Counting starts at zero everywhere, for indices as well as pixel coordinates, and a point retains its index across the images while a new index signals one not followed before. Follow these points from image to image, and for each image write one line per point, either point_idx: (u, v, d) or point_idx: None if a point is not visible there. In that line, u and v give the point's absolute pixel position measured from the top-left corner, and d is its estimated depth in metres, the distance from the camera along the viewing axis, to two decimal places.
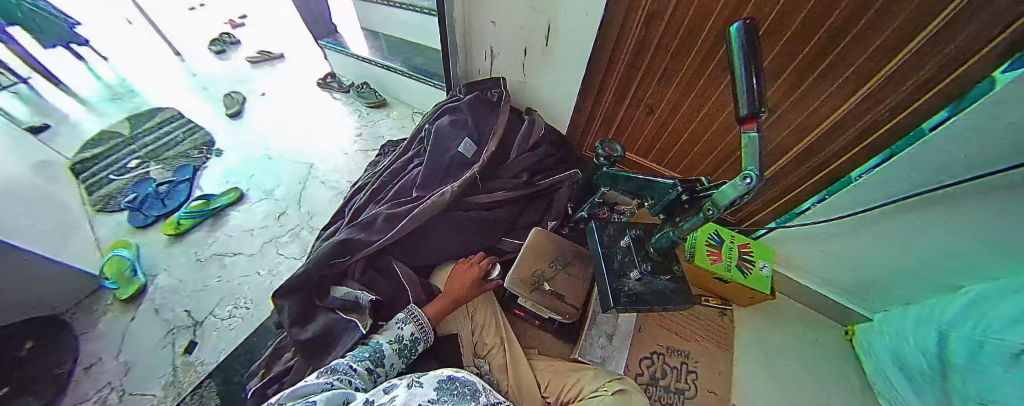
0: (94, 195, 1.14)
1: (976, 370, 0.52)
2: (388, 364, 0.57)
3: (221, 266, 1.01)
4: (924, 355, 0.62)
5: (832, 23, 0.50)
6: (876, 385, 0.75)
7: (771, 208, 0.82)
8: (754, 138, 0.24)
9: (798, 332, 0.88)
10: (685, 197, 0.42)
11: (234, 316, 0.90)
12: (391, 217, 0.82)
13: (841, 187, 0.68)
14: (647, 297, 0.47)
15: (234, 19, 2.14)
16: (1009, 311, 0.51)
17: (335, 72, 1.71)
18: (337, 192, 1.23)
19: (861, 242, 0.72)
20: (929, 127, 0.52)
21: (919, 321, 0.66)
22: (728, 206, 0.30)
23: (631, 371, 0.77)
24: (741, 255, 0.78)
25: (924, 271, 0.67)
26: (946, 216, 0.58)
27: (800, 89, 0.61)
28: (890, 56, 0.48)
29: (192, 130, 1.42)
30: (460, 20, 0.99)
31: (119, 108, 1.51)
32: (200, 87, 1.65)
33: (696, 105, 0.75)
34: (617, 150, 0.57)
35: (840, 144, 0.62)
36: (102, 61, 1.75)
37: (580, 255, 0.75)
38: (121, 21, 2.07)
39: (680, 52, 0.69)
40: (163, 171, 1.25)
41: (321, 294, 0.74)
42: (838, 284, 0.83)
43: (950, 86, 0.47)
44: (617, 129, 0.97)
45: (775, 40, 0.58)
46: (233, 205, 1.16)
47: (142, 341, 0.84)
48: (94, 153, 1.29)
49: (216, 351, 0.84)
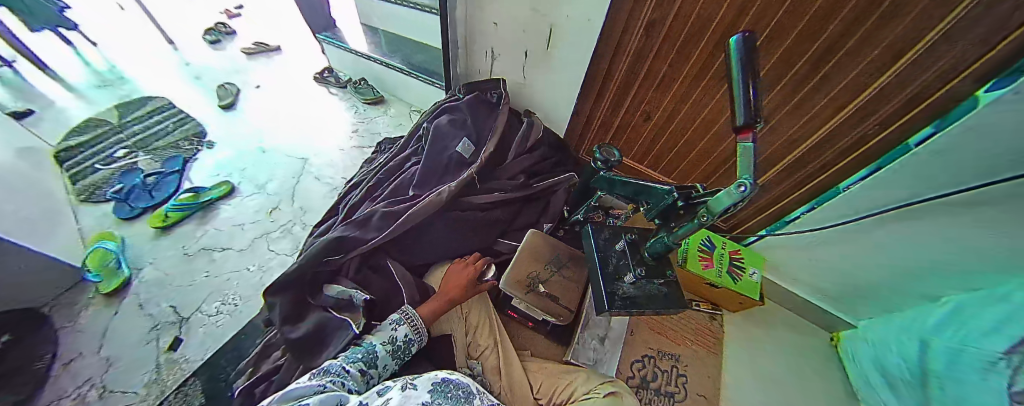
0: (78, 185, 1.12)
1: (953, 378, 0.54)
2: (381, 366, 0.56)
3: (211, 261, 0.99)
4: (904, 363, 0.63)
5: (827, 37, 0.51)
6: (859, 390, 0.77)
7: (761, 216, 0.83)
8: (749, 149, 0.24)
9: (786, 338, 0.90)
10: (680, 203, 0.43)
11: (221, 312, 0.89)
12: (386, 215, 0.81)
13: (830, 197, 0.69)
14: (640, 300, 0.47)
15: (230, 9, 2.11)
16: (987, 321, 0.53)
17: (333, 67, 1.69)
18: (331, 188, 1.22)
19: (848, 251, 0.73)
20: (915, 142, 0.53)
21: (901, 329, 0.68)
22: (722, 213, 0.30)
23: (623, 374, 0.78)
24: (732, 261, 0.79)
25: (909, 281, 0.68)
26: (929, 229, 0.59)
27: (793, 101, 0.61)
28: (880, 72, 0.49)
29: (183, 121, 1.39)
30: (461, 20, 0.99)
31: (109, 96, 1.47)
32: (194, 77, 1.62)
33: (692, 112, 0.76)
34: (614, 155, 0.58)
35: (831, 155, 0.63)
36: (90, 47, 1.71)
37: (575, 258, 0.75)
38: (112, 6, 2.02)
39: (678, 60, 0.70)
40: (151, 161, 1.22)
41: (313, 291, 0.73)
42: (825, 291, 0.84)
43: (937, 102, 0.48)
44: (614, 133, 0.97)
45: (770, 52, 0.58)
46: (223, 198, 1.15)
47: (124, 336, 0.83)
48: (79, 141, 1.26)
49: (202, 348, 0.83)
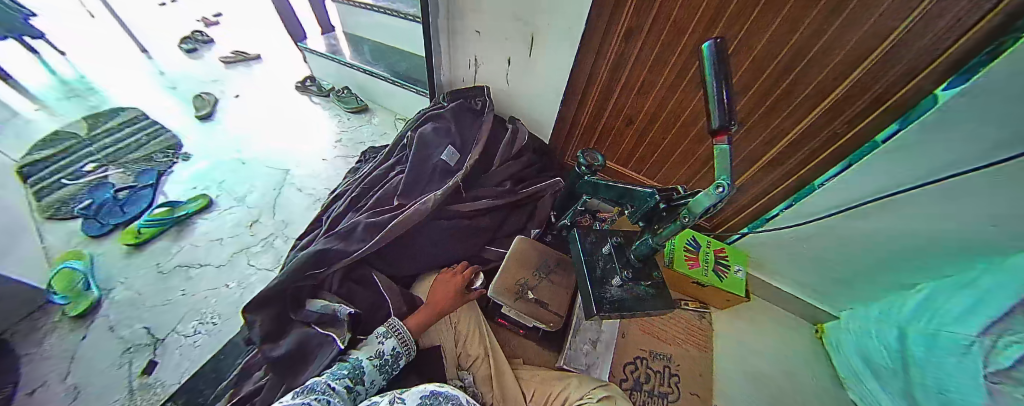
0: (43, 202, 1.06)
1: (932, 362, 0.56)
2: (368, 382, 0.54)
3: (187, 279, 0.95)
4: (885, 349, 0.66)
5: (795, 42, 0.53)
6: (846, 380, 0.79)
7: (743, 214, 0.85)
8: (725, 150, 0.25)
9: (773, 333, 0.92)
10: (662, 205, 0.44)
11: (199, 332, 0.85)
12: (370, 226, 0.79)
13: (806, 194, 0.71)
14: (629, 303, 0.48)
15: (208, 17, 2.05)
16: (960, 305, 0.56)
17: (315, 76, 1.67)
18: (314, 200, 1.19)
19: (827, 246, 0.76)
20: (883, 139, 0.55)
21: (880, 317, 0.71)
22: (702, 213, 0.31)
23: (616, 377, 0.77)
24: (717, 259, 0.80)
25: (886, 272, 0.71)
26: (899, 221, 0.63)
27: (765, 105, 0.64)
28: (848, 73, 0.52)
29: (156, 132, 1.34)
30: (444, 26, 0.99)
31: (77, 107, 1.41)
32: (169, 87, 1.56)
33: (672, 116, 0.77)
34: (597, 159, 0.58)
35: (804, 155, 0.65)
36: (58, 56, 1.64)
37: (562, 263, 0.75)
38: (82, 14, 1.94)
39: (656, 66, 0.72)
40: (124, 175, 1.17)
41: (296, 307, 0.71)
42: (807, 285, 0.87)
43: (900, 102, 0.50)
44: (598, 138, 0.98)
45: (742, 59, 0.60)
46: (200, 212, 1.10)
47: (94, 361, 0.78)
48: (45, 155, 1.19)
49: (178, 371, 0.78)
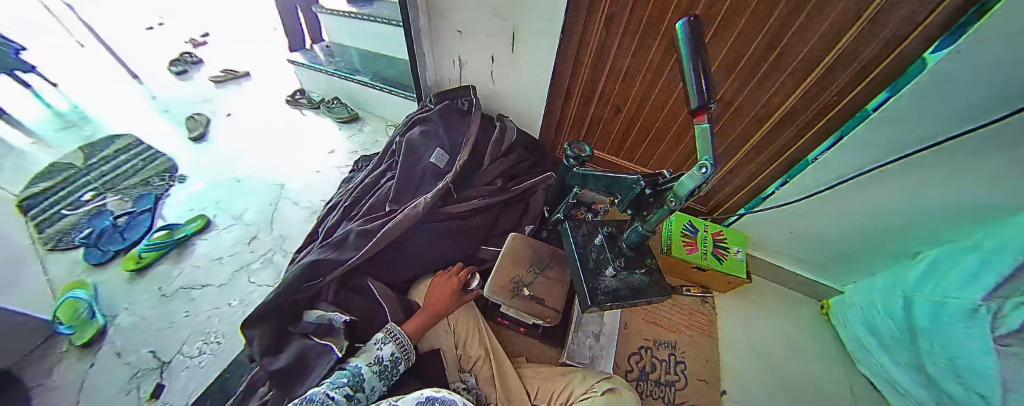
0: (43, 233, 1.06)
1: (942, 329, 0.54)
2: (369, 388, 0.54)
3: (189, 300, 0.95)
4: (893, 321, 0.65)
5: (777, 17, 0.52)
6: (856, 354, 0.78)
7: (738, 196, 0.85)
8: (706, 129, 0.25)
9: (779, 312, 0.91)
10: (649, 191, 0.43)
11: (204, 352, 0.86)
12: (362, 233, 0.80)
13: (801, 170, 0.70)
14: (623, 292, 0.47)
15: (195, 38, 2.06)
16: (966, 271, 0.55)
17: (305, 89, 1.67)
18: (310, 212, 1.20)
19: (825, 221, 0.75)
20: (873, 108, 0.55)
21: (887, 287, 0.69)
22: (688, 195, 0.30)
23: (620, 369, 0.77)
24: (716, 243, 0.80)
25: (887, 242, 0.71)
26: (894, 190, 0.62)
27: (751, 82, 0.63)
28: (833, 44, 0.51)
29: (152, 157, 1.35)
30: (426, 28, 0.98)
31: (73, 137, 1.42)
32: (161, 111, 1.57)
33: (659, 101, 0.77)
34: (585, 150, 0.57)
35: (795, 130, 0.65)
36: (51, 88, 1.65)
37: (557, 257, 0.74)
38: (71, 44, 1.95)
39: (639, 53, 0.72)
40: (121, 201, 1.17)
41: (294, 320, 0.71)
42: (809, 261, 0.86)
43: (887, 70, 0.50)
44: (588, 130, 0.98)
45: (723, 40, 0.60)
46: (199, 233, 1.11)
47: (102, 388, 0.78)
48: (44, 186, 1.20)
49: (185, 393, 0.79)
